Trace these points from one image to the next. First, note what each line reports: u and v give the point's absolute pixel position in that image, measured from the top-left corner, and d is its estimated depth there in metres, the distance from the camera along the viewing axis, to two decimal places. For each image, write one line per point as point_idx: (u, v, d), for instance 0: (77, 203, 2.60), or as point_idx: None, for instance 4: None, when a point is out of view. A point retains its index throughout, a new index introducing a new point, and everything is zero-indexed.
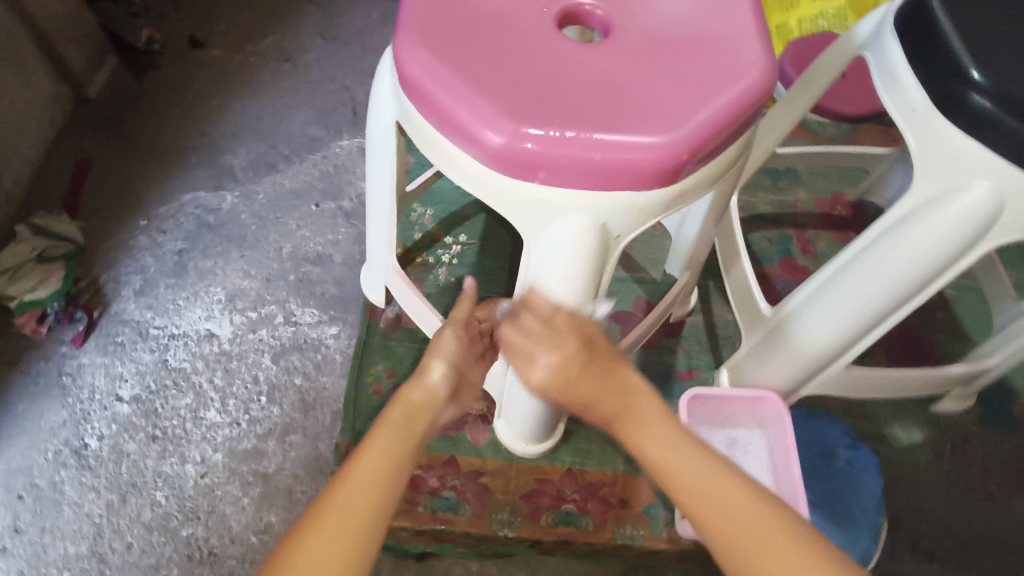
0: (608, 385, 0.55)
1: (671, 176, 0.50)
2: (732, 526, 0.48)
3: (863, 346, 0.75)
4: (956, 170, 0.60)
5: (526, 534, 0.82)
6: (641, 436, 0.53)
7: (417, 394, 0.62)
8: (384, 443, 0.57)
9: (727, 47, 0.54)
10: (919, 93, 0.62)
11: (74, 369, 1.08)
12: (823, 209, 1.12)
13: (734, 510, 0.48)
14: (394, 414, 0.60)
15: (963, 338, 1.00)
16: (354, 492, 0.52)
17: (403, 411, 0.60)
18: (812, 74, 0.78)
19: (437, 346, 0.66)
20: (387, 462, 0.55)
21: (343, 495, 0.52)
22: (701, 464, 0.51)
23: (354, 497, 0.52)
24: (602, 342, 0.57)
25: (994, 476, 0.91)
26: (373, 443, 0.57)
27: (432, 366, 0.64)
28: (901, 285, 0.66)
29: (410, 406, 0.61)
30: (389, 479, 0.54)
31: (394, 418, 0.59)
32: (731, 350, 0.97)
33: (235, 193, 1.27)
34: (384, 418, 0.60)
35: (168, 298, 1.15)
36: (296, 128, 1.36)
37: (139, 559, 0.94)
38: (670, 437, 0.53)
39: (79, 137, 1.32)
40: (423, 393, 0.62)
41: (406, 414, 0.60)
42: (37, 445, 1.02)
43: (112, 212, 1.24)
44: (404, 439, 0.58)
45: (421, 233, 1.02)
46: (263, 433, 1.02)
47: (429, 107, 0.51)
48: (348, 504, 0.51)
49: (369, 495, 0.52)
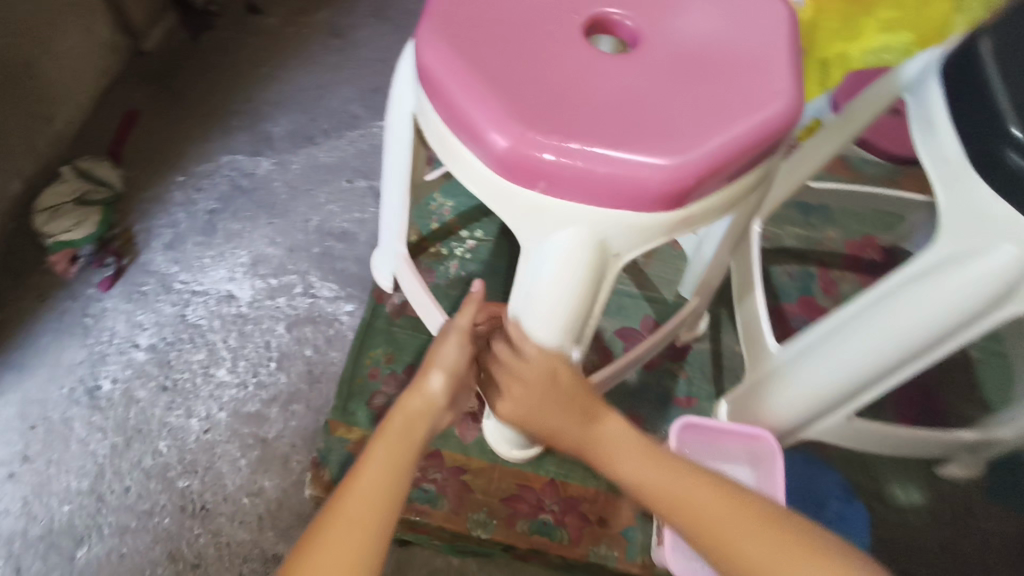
0: (570, 421, 0.62)
1: (677, 199, 0.49)
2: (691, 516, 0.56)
3: (872, 396, 0.72)
4: (983, 231, 0.57)
5: (498, 537, 0.82)
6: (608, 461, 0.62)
7: (417, 403, 0.65)
8: (387, 452, 0.60)
9: (754, 73, 0.52)
10: (955, 144, 0.60)
11: (98, 312, 1.11)
12: (852, 250, 1.09)
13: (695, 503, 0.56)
14: (395, 422, 0.63)
15: (979, 403, 0.96)
16: (361, 501, 0.56)
17: (403, 419, 0.64)
18: (853, 109, 0.76)
19: (436, 353, 0.68)
20: (390, 470, 0.59)
21: (351, 504, 0.56)
22: (676, 473, 0.58)
23: (362, 504, 0.56)
24: (568, 381, 0.60)
25: (993, 550, 0.87)
26: (377, 450, 0.60)
27: (431, 374, 0.66)
28: (914, 340, 0.63)
29: (410, 415, 0.64)
30: (393, 485, 0.58)
31: (395, 428, 0.62)
32: (733, 383, 0.95)
33: (272, 160, 1.29)
34: (385, 426, 0.63)
35: (195, 255, 1.17)
36: (339, 103, 1.37)
37: (135, 503, 0.96)
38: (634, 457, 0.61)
39: (131, 88, 1.35)
40: (423, 402, 0.65)
41: (406, 422, 0.63)
42: (54, 380, 1.05)
43: (153, 164, 1.27)
44: (405, 446, 0.61)
45: (438, 224, 1.03)
46: (267, 399, 1.04)
47: (442, 101, 0.51)
48: (355, 511, 0.55)
49: (375, 501, 0.56)
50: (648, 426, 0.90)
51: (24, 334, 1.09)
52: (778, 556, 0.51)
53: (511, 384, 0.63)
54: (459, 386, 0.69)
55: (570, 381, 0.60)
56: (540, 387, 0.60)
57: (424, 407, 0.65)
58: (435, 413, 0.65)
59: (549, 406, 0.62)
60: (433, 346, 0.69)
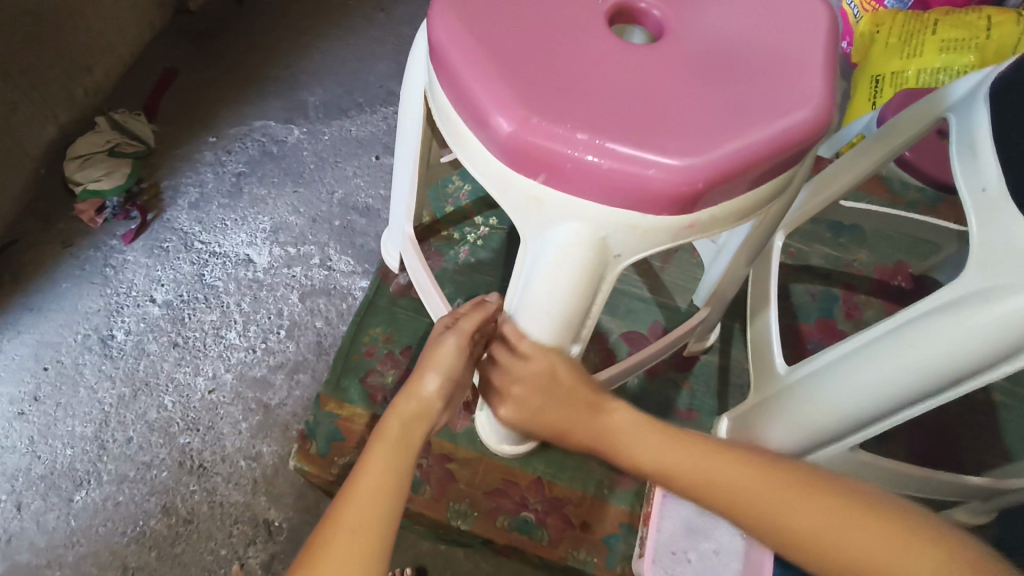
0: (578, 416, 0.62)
1: (687, 204, 0.46)
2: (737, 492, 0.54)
3: (881, 429, 0.67)
4: (1014, 267, 0.52)
5: (478, 530, 0.81)
6: (637, 455, 0.59)
7: (413, 406, 0.64)
8: (385, 458, 0.59)
9: (785, 77, 0.49)
10: (995, 172, 0.56)
11: (118, 264, 1.12)
12: (882, 276, 1.04)
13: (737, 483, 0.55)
14: (391, 427, 0.62)
15: (1001, 449, 0.91)
16: (360, 509, 0.54)
17: (399, 421, 0.63)
18: (898, 124, 0.71)
19: (432, 355, 0.66)
20: (388, 476, 0.57)
21: (351, 513, 0.54)
22: (700, 454, 0.57)
23: (363, 511, 0.54)
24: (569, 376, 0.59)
25: None
26: (373, 458, 0.59)
27: (428, 377, 0.65)
28: (928, 376, 0.59)
29: (407, 418, 0.63)
30: (392, 491, 0.57)
31: (392, 434, 0.61)
32: (739, 400, 0.91)
33: (303, 129, 1.28)
34: (381, 431, 0.62)
35: (218, 216, 1.17)
36: (376, 79, 1.36)
37: (135, 454, 0.97)
38: (656, 443, 0.59)
39: (173, 45, 1.36)
40: (418, 405, 0.64)
41: (403, 427, 0.62)
42: (70, 325, 1.06)
43: (186, 123, 1.27)
44: (404, 451, 0.60)
45: (453, 208, 1.01)
46: (274, 365, 1.03)
47: (449, 79, 0.49)
48: (356, 521, 0.53)
49: (377, 508, 0.55)
50: None
51: (47, 276, 1.10)
52: (831, 522, 0.51)
53: (511, 385, 0.63)
54: (456, 389, 0.68)
55: (571, 382, 0.59)
56: (543, 386, 0.60)
57: (421, 410, 0.64)
58: (431, 417, 0.64)
59: (557, 402, 0.61)
60: (427, 347, 0.67)
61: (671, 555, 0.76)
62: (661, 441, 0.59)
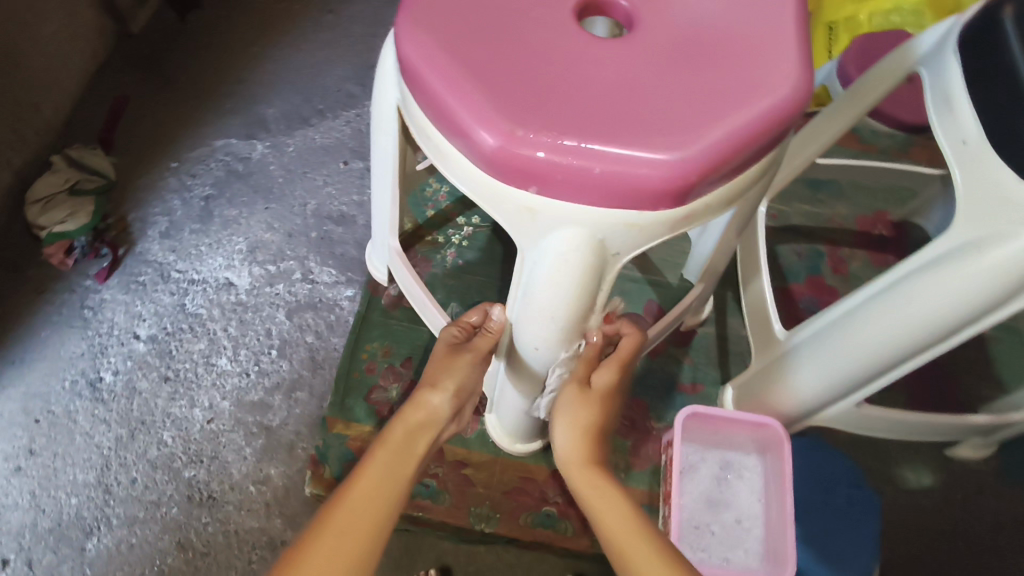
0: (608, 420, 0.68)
1: (680, 196, 0.46)
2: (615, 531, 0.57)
3: (881, 385, 0.69)
4: (1004, 215, 0.53)
5: (502, 530, 0.82)
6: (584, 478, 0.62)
7: (418, 416, 0.65)
8: (385, 464, 0.60)
9: (760, 55, 0.49)
10: (975, 124, 0.57)
11: (96, 304, 1.09)
12: (863, 227, 1.05)
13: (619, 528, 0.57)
14: (396, 434, 0.63)
15: (994, 381, 0.94)
16: (352, 514, 0.56)
17: (404, 430, 0.64)
18: (868, 83, 0.71)
19: (447, 368, 0.67)
20: (386, 482, 0.59)
21: (342, 516, 0.55)
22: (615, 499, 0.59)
23: (355, 516, 0.55)
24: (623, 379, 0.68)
25: (1003, 531, 0.86)
26: (375, 462, 0.60)
27: (437, 388, 0.67)
28: (925, 330, 0.60)
29: (412, 427, 0.64)
30: (389, 496, 0.58)
31: (395, 440, 0.63)
32: (740, 367, 0.93)
33: (266, 143, 1.25)
34: (384, 437, 0.63)
35: (191, 243, 1.15)
36: (333, 82, 1.33)
37: (142, 493, 0.95)
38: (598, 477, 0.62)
39: (120, 72, 1.31)
40: (425, 415, 0.65)
41: (407, 434, 0.64)
42: (55, 373, 1.03)
43: (146, 151, 1.24)
44: (404, 459, 0.62)
45: (434, 211, 1.00)
46: (270, 387, 1.02)
47: (424, 95, 0.48)
48: (345, 524, 0.55)
49: (368, 515, 0.56)
50: (652, 416, 0.89)
51: (25, 326, 1.07)
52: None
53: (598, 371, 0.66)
54: (465, 399, 0.70)
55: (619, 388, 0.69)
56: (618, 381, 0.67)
57: (427, 420, 0.65)
58: (438, 428, 0.66)
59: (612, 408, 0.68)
60: (439, 359, 0.68)
61: (694, 530, 0.77)
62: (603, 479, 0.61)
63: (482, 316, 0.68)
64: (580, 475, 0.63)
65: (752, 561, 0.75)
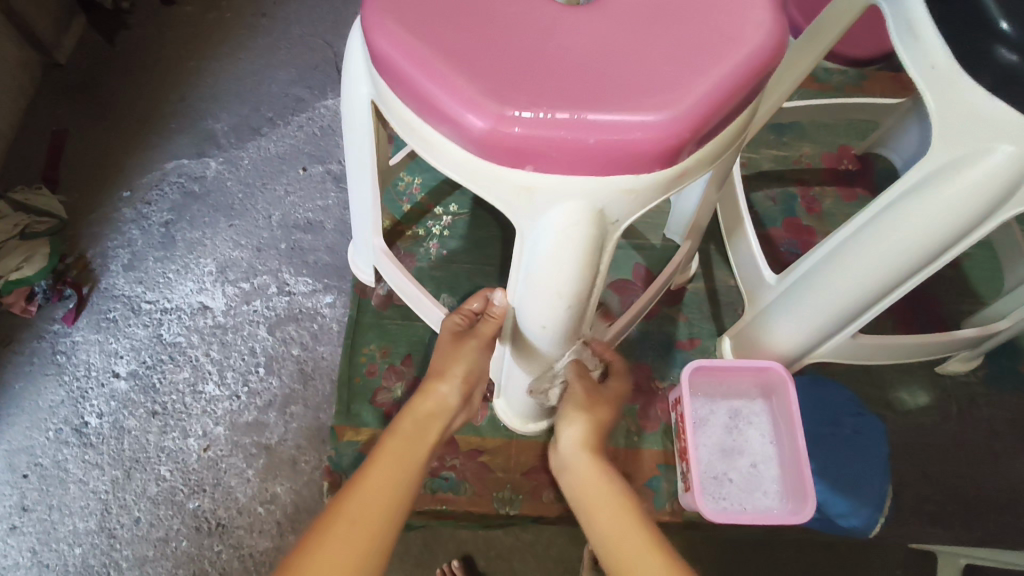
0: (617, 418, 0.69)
1: (672, 157, 0.46)
2: (591, 497, 0.59)
3: (870, 316, 0.72)
4: (978, 134, 0.55)
5: (526, 511, 0.82)
6: (571, 454, 0.65)
7: (428, 406, 0.65)
8: (395, 452, 0.59)
9: (728, 5, 0.49)
10: (941, 49, 0.56)
11: (68, 348, 1.05)
12: (829, 164, 1.08)
13: (595, 493, 0.60)
14: (404, 424, 0.62)
15: (972, 296, 0.97)
16: (366, 501, 0.54)
17: (412, 419, 0.63)
18: (828, 17, 0.72)
19: (453, 356, 0.67)
20: (399, 469, 0.57)
21: (354, 505, 0.53)
22: (598, 469, 0.62)
23: (368, 503, 0.53)
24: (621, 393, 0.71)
25: (998, 436, 0.89)
26: (385, 451, 0.59)
27: (446, 377, 0.67)
28: (911, 256, 0.63)
29: (421, 416, 0.64)
30: (401, 483, 0.57)
31: (406, 429, 0.62)
32: (733, 317, 0.94)
33: (220, 159, 1.22)
34: (394, 427, 0.62)
35: (157, 271, 1.11)
36: (279, 88, 1.30)
37: (149, 532, 0.93)
38: (580, 449, 0.65)
39: (55, 105, 1.25)
40: (434, 404, 0.65)
41: (417, 422, 0.63)
42: (37, 424, 1.00)
43: (95, 184, 1.19)
44: (414, 446, 0.61)
45: (409, 205, 0.98)
46: (263, 405, 1.00)
47: (402, 85, 0.47)
48: (359, 511, 0.53)
49: (381, 502, 0.54)
50: (655, 376, 0.90)
51: None
52: (620, 526, 0.55)
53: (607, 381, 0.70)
54: (474, 384, 0.69)
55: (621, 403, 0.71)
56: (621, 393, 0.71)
57: (436, 410, 0.65)
58: (446, 417, 0.65)
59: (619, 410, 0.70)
60: (442, 349, 0.68)
61: (714, 480, 0.79)
62: (585, 453, 0.64)
63: (483, 304, 0.69)
64: (574, 452, 0.65)
65: (772, 502, 0.77)
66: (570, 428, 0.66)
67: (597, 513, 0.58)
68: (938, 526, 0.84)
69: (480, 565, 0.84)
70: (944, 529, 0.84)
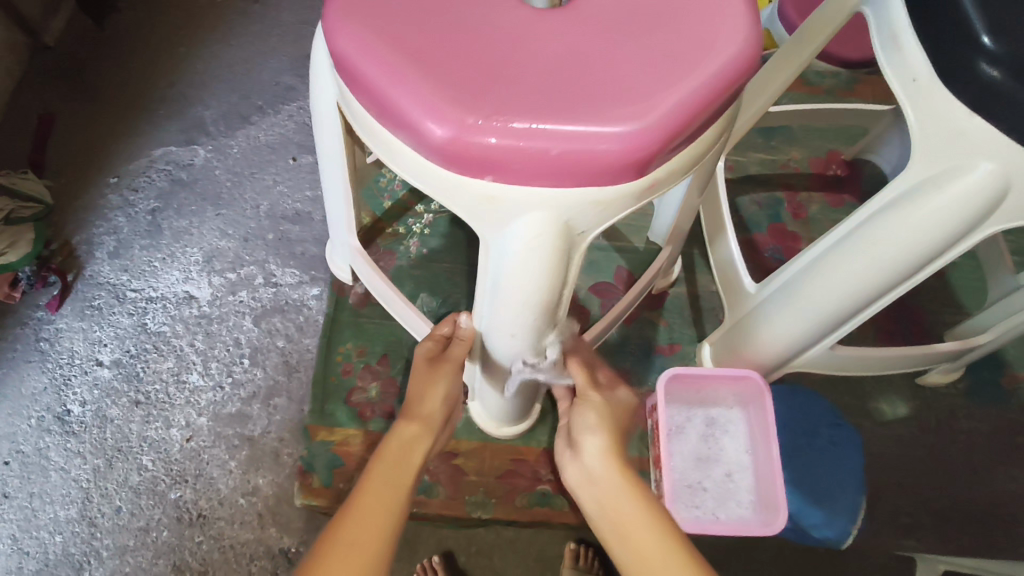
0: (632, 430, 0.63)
1: (641, 168, 0.45)
2: (619, 513, 0.52)
3: (849, 328, 0.71)
4: (959, 150, 0.54)
5: (500, 514, 0.82)
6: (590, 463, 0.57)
7: (412, 428, 0.62)
8: (381, 480, 0.56)
9: (707, 12, 0.47)
10: (921, 59, 0.55)
11: (52, 335, 1.04)
12: (817, 169, 1.07)
13: (622, 505, 0.52)
14: (389, 447, 0.60)
15: (956, 307, 0.97)
16: (355, 533, 0.50)
17: (397, 444, 0.60)
18: (816, 22, 0.70)
19: (432, 378, 0.67)
20: (388, 496, 0.54)
21: (347, 535, 0.49)
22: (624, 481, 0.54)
23: (362, 531, 0.50)
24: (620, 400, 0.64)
25: (977, 449, 0.89)
26: (374, 477, 0.56)
27: (427, 398, 0.65)
28: (891, 270, 0.62)
29: (406, 440, 0.61)
30: (393, 508, 0.53)
31: (391, 454, 0.59)
32: (714, 322, 0.94)
33: (208, 147, 1.20)
34: (378, 452, 0.59)
35: (143, 260, 1.10)
36: (270, 76, 1.28)
37: (129, 521, 0.93)
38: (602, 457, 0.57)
39: (41, 88, 1.23)
40: (416, 427, 0.63)
41: (402, 446, 0.60)
42: (19, 411, 0.99)
43: (81, 170, 1.17)
44: (401, 470, 0.58)
45: (390, 202, 0.97)
46: (247, 397, 1.00)
47: (365, 91, 0.45)
48: (348, 545, 0.49)
49: (374, 531, 0.50)
50: (634, 381, 0.89)
51: None
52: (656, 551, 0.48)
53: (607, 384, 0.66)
54: (453, 405, 0.69)
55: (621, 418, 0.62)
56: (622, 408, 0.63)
57: (417, 433, 0.63)
58: (430, 439, 0.63)
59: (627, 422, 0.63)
60: (419, 371, 0.68)
61: (688, 489, 0.78)
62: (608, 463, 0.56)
63: (452, 327, 0.70)
64: (596, 459, 0.57)
65: (745, 511, 0.77)
66: (593, 438, 0.58)
67: (627, 532, 0.50)
68: (913, 537, 0.84)
69: (461, 561, 0.83)
70: (918, 541, 0.84)
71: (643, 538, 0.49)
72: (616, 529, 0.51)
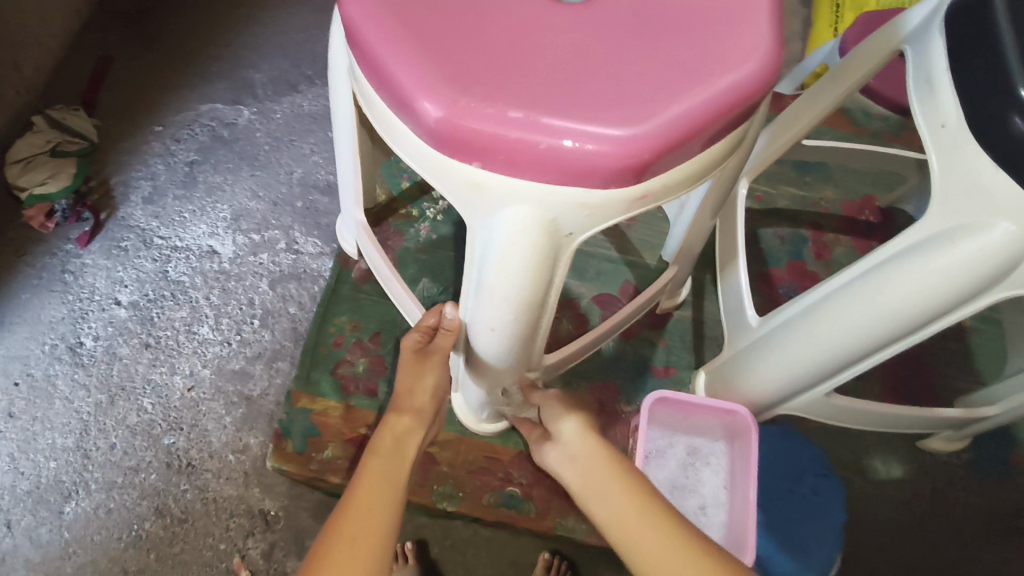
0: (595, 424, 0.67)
1: (634, 176, 0.44)
2: (606, 493, 0.55)
3: (846, 376, 0.68)
4: (978, 206, 0.52)
5: (464, 509, 0.81)
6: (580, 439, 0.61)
7: (404, 421, 0.64)
8: (382, 470, 0.58)
9: (728, 26, 0.46)
10: (954, 105, 0.53)
11: (77, 269, 1.06)
12: (850, 212, 1.03)
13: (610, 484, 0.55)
14: (384, 441, 0.62)
15: (972, 374, 0.92)
16: (361, 520, 0.52)
17: (391, 436, 0.63)
18: (856, 57, 0.67)
19: (418, 373, 0.67)
20: (390, 487, 0.56)
21: (351, 523, 0.51)
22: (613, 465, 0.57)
23: (362, 521, 0.52)
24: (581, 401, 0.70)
25: (971, 523, 0.85)
26: (370, 469, 0.58)
27: (415, 395, 0.67)
28: (894, 322, 0.59)
29: (399, 434, 0.63)
30: (392, 497, 0.55)
31: (384, 447, 0.61)
32: (715, 352, 0.91)
33: (252, 109, 1.22)
34: (373, 445, 0.62)
35: (175, 209, 1.12)
36: (323, 48, 1.29)
37: (122, 459, 0.94)
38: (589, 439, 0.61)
39: (105, 31, 1.27)
40: (407, 420, 0.64)
41: (395, 440, 0.62)
42: (36, 336, 1.02)
43: (129, 113, 1.20)
44: (396, 464, 0.60)
45: (408, 183, 0.98)
46: (251, 356, 1.01)
47: (368, 62, 0.45)
48: (356, 531, 0.51)
49: (375, 525, 0.52)
50: (624, 399, 0.88)
51: (7, 289, 1.05)
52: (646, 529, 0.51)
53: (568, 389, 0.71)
54: (441, 401, 0.70)
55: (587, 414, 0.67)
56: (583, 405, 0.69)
57: (408, 427, 0.65)
58: (422, 429, 0.65)
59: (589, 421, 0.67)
60: (405, 366, 0.68)
61: None
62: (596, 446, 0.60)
63: (439, 317, 0.67)
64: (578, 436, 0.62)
65: None
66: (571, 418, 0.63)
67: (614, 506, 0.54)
68: None
69: (433, 551, 0.84)
70: None
71: (631, 515, 0.52)
72: (605, 503, 0.55)
